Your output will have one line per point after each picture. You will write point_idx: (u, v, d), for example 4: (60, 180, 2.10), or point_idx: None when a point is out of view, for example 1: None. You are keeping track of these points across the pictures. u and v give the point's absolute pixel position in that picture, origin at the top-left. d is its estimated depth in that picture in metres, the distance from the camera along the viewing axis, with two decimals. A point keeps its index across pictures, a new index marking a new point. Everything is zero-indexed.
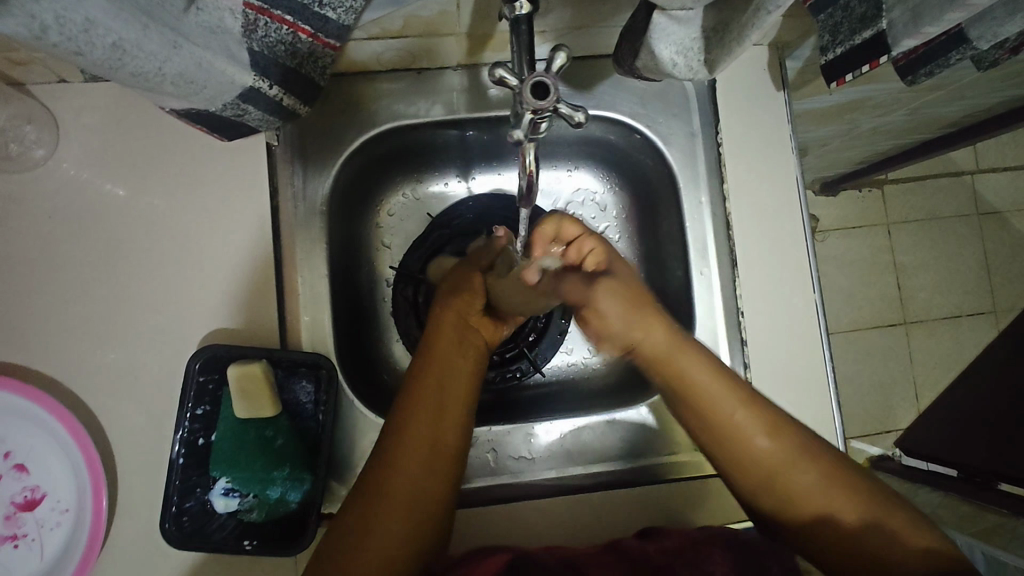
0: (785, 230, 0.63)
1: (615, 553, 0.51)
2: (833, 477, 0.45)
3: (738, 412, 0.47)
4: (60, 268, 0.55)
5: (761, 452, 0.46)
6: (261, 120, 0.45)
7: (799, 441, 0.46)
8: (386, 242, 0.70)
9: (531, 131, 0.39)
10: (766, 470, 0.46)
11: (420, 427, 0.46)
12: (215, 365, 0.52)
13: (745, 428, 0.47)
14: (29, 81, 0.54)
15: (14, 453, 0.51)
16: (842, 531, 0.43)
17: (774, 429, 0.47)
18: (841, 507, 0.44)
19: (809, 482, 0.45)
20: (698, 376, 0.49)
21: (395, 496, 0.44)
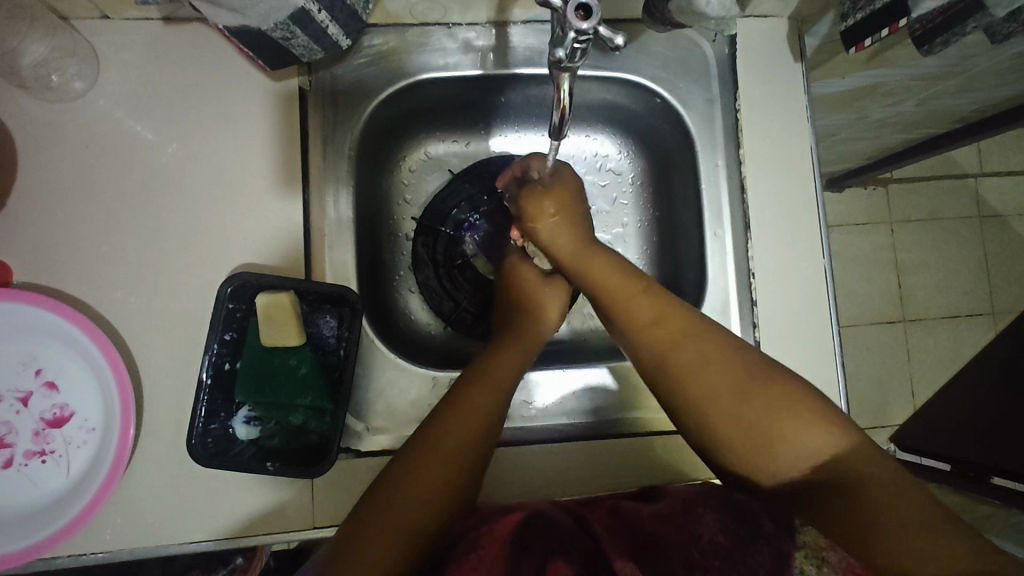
0: (797, 196, 0.65)
1: (620, 513, 0.52)
2: (728, 362, 0.49)
3: (638, 306, 0.54)
4: (95, 196, 0.56)
5: (669, 339, 0.52)
6: (304, 48, 0.46)
7: (718, 351, 0.50)
8: (406, 197, 0.72)
9: (568, 53, 0.42)
10: (662, 358, 0.51)
11: (458, 438, 0.49)
12: (243, 293, 0.53)
13: (665, 331, 0.52)
14: (73, 15, 0.56)
15: (44, 371, 0.53)
16: (731, 416, 0.47)
17: (665, 316, 0.53)
18: (731, 389, 0.48)
19: (698, 362, 0.50)
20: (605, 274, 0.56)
21: (438, 466, 0.47)
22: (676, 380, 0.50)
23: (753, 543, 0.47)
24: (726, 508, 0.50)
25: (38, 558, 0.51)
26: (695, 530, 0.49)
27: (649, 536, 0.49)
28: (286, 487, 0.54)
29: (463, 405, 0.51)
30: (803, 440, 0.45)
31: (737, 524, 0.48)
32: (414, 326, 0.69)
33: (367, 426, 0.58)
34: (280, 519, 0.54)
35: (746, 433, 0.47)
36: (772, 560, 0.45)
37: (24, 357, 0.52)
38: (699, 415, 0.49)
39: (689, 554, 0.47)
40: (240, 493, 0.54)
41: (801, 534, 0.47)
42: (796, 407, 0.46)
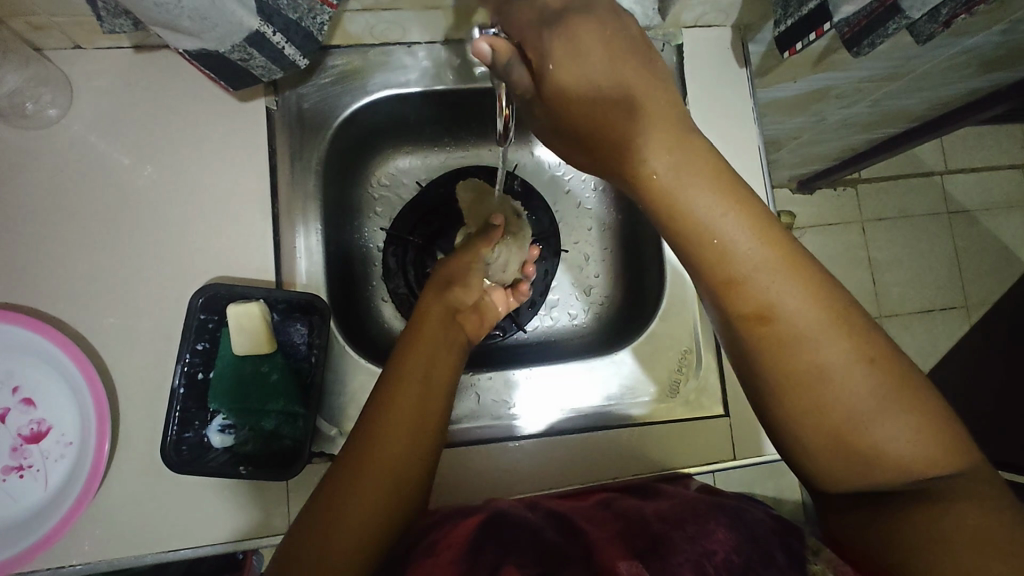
0: (747, 193, 0.68)
1: (613, 511, 0.53)
2: (860, 351, 0.39)
3: (752, 245, 0.40)
4: (70, 217, 0.59)
5: (790, 303, 0.39)
6: (263, 68, 0.48)
7: (841, 318, 0.39)
8: (376, 209, 0.75)
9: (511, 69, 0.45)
10: (791, 331, 0.39)
11: (395, 434, 0.48)
12: (214, 304, 0.55)
13: (770, 285, 0.39)
14: (46, 47, 0.59)
15: (21, 388, 0.54)
16: (853, 420, 0.38)
17: (794, 265, 0.40)
18: (870, 389, 0.38)
19: (835, 346, 0.38)
20: (728, 229, 0.40)
21: (363, 507, 0.45)
22: (772, 338, 0.40)
23: (767, 564, 0.43)
24: (739, 526, 0.48)
25: (16, 572, 0.52)
26: (702, 542, 0.46)
27: (653, 539, 0.47)
28: (261, 490, 0.56)
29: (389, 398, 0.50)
30: (896, 443, 0.38)
31: (749, 548, 0.45)
32: (387, 333, 0.71)
33: (340, 430, 0.59)
34: (256, 522, 0.55)
35: (853, 420, 0.38)
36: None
37: (2, 375, 0.54)
38: (822, 412, 0.39)
39: (698, 565, 0.44)
40: (218, 499, 0.56)
41: (812, 565, 0.44)
42: (925, 417, 0.38)
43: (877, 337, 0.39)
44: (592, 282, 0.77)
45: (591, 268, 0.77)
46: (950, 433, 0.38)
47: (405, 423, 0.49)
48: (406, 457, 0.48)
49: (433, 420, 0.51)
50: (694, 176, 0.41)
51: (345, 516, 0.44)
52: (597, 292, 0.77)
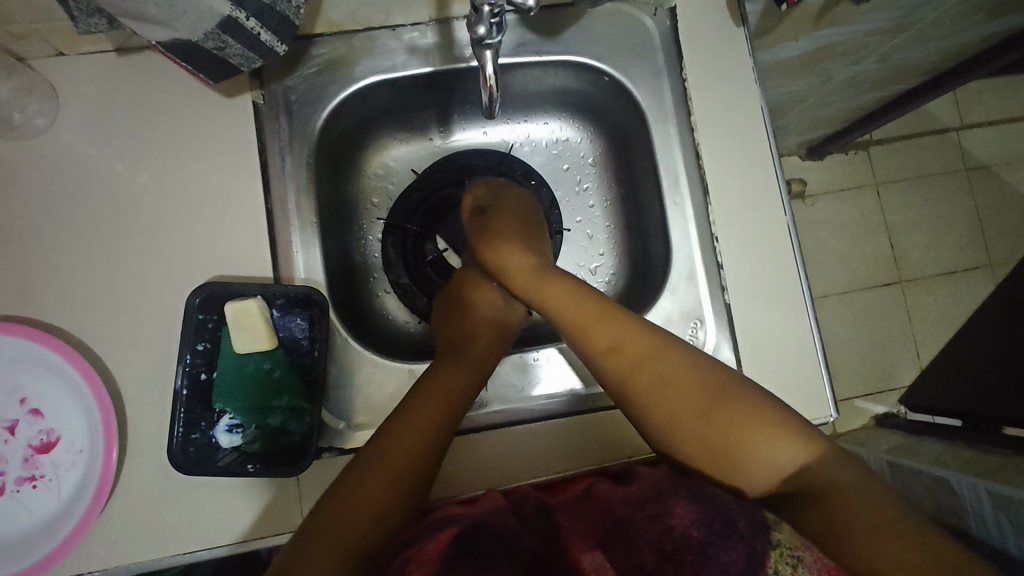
0: (752, 157, 0.65)
1: (592, 499, 0.52)
2: (687, 377, 0.52)
3: (587, 308, 0.58)
4: (64, 226, 0.58)
5: (626, 356, 0.54)
6: (240, 57, 0.47)
7: (664, 351, 0.54)
8: (373, 200, 0.74)
9: (488, 27, 0.47)
10: (635, 378, 0.53)
11: (388, 462, 0.51)
12: (213, 303, 0.54)
13: (608, 341, 0.55)
14: (29, 56, 0.58)
15: (28, 399, 0.54)
16: (715, 438, 0.49)
17: (623, 321, 0.56)
18: (703, 398, 0.50)
19: (669, 380, 0.52)
20: (562, 293, 0.60)
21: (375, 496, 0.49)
22: (627, 382, 0.54)
23: (729, 538, 0.43)
24: (699, 496, 0.46)
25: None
26: (664, 520, 0.45)
27: (617, 523, 0.47)
28: (271, 488, 0.55)
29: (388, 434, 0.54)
30: (772, 453, 0.46)
31: (710, 515, 0.44)
32: (391, 325, 0.71)
33: (348, 423, 0.59)
34: (269, 520, 0.55)
35: (722, 450, 0.48)
36: (746, 559, 0.42)
37: (8, 388, 0.54)
38: (688, 441, 0.50)
39: (659, 546, 0.43)
40: (231, 499, 0.55)
41: (774, 532, 0.45)
42: (769, 419, 0.48)
43: (695, 363, 0.53)
44: (597, 261, 0.76)
45: (594, 246, 0.76)
46: (808, 431, 0.47)
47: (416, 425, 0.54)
48: (401, 468, 0.51)
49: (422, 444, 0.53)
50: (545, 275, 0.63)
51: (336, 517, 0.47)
52: (602, 269, 0.76)
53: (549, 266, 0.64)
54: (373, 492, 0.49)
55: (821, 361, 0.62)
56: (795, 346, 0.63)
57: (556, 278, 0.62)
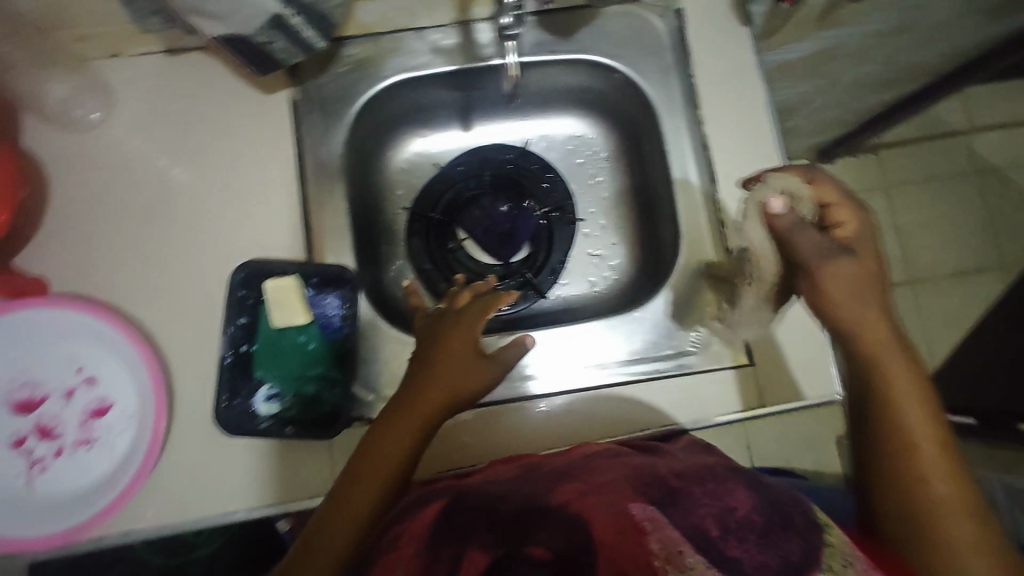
0: (757, 148, 0.69)
1: (623, 466, 0.53)
2: (965, 498, 0.46)
3: (916, 397, 0.48)
4: (118, 211, 0.63)
5: (924, 454, 0.47)
6: (284, 52, 0.52)
7: (961, 475, 0.47)
8: (398, 190, 0.78)
9: None
10: (919, 472, 0.47)
11: (381, 459, 0.53)
12: (253, 280, 0.60)
13: (915, 433, 0.47)
14: (89, 57, 0.64)
15: (85, 368, 0.59)
16: (955, 554, 0.45)
17: (939, 424, 0.48)
18: (963, 518, 0.45)
19: (947, 490, 0.46)
20: (907, 384, 0.48)
21: (359, 491, 0.52)
22: (900, 470, 0.47)
23: (787, 525, 0.44)
24: (758, 488, 0.49)
25: (79, 540, 0.56)
26: (725, 499, 0.47)
27: (668, 491, 0.48)
28: (305, 453, 0.59)
29: (382, 432, 0.54)
30: None
31: (769, 508, 0.46)
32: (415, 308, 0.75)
33: (376, 395, 0.61)
34: (302, 484, 0.59)
35: (951, 563, 0.45)
36: (804, 549, 0.43)
37: (67, 357, 0.59)
38: (925, 536, 0.46)
39: (721, 520, 0.45)
40: (267, 464, 0.59)
41: (828, 533, 0.45)
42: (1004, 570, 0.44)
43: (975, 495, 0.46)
44: (612, 248, 0.79)
45: (608, 234, 0.80)
46: None
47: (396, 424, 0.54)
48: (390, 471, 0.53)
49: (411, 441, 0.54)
50: (907, 349, 0.49)
51: (346, 508, 0.52)
52: (615, 255, 0.79)
53: (906, 348, 0.49)
54: (359, 489, 0.52)
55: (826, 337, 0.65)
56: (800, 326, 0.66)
57: (913, 362, 0.49)
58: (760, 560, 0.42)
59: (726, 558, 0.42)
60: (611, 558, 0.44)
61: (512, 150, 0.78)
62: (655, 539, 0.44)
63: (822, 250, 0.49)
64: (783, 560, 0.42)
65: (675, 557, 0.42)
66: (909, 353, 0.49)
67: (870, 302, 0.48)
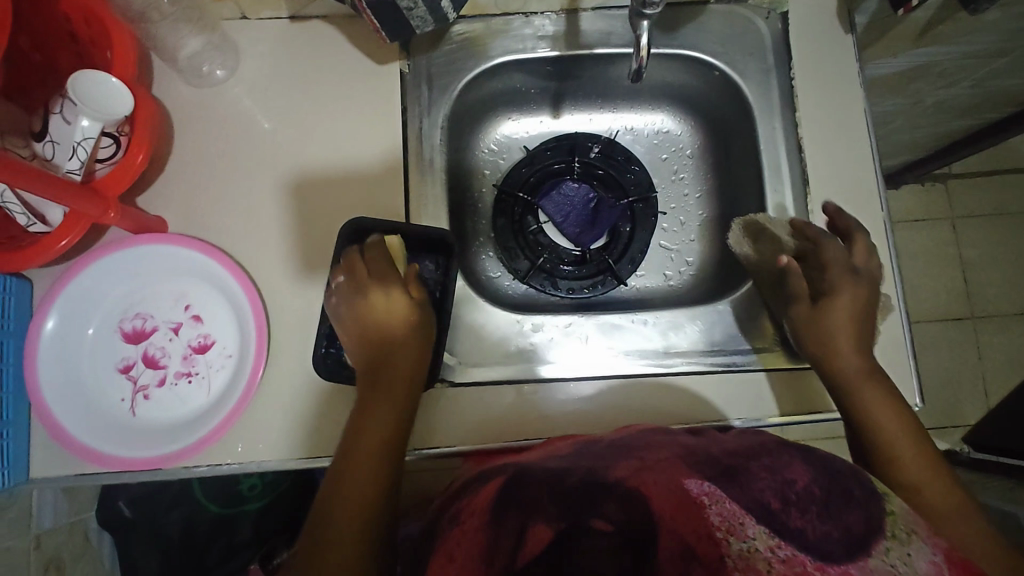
0: (852, 156, 0.69)
1: (680, 444, 0.54)
2: (942, 478, 0.55)
3: (880, 403, 0.59)
4: (232, 163, 0.67)
5: (898, 445, 0.57)
6: (420, 16, 0.55)
7: (932, 459, 0.57)
8: (486, 170, 0.81)
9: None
10: (897, 459, 0.57)
11: (381, 419, 0.55)
12: (359, 236, 0.62)
13: (888, 431, 0.58)
14: (220, 17, 0.68)
15: (193, 306, 0.62)
16: (954, 522, 0.52)
17: (906, 423, 0.58)
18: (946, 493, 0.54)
19: (927, 471, 0.56)
20: (871, 394, 0.59)
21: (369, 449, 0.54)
22: (885, 462, 0.57)
23: (847, 498, 0.45)
24: (814, 463, 0.49)
25: (169, 468, 0.59)
26: (782, 474, 0.48)
27: (726, 467, 0.49)
28: None
29: (376, 393, 0.56)
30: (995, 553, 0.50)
31: (829, 483, 0.47)
32: (493, 284, 0.77)
33: (458, 359, 0.65)
34: None
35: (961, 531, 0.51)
36: (867, 521, 0.44)
37: (178, 293, 0.62)
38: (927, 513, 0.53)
39: (780, 492, 0.46)
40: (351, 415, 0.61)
41: (890, 503, 0.47)
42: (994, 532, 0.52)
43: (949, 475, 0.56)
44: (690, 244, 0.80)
45: (686, 230, 0.80)
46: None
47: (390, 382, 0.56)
48: (388, 434, 0.54)
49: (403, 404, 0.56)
50: (864, 369, 0.60)
51: (353, 474, 0.53)
52: (691, 251, 0.80)
53: (880, 376, 0.60)
54: (367, 452, 0.54)
55: (909, 348, 0.65)
56: (884, 335, 0.65)
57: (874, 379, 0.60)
58: (824, 531, 0.43)
59: (790, 529, 0.43)
60: (677, 531, 0.43)
61: (601, 138, 0.79)
62: (715, 512, 0.44)
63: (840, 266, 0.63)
64: (846, 531, 0.43)
65: (738, 529, 0.43)
66: (884, 384, 0.60)
67: (845, 313, 0.62)
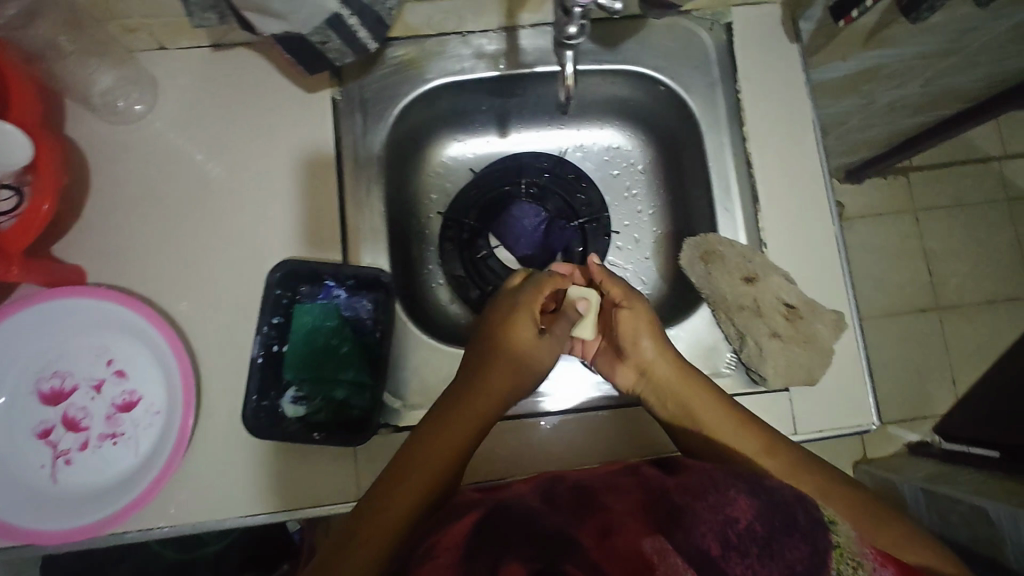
0: (802, 169, 0.67)
1: (638, 485, 0.50)
2: (794, 460, 0.57)
3: (715, 408, 0.60)
4: (154, 204, 0.63)
5: (744, 443, 0.58)
6: (337, 50, 0.51)
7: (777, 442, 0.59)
8: (432, 195, 0.78)
9: (578, 28, 0.51)
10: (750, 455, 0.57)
11: (412, 466, 0.55)
12: (290, 280, 0.59)
13: (731, 434, 0.59)
14: (134, 48, 0.64)
15: (115, 361, 0.58)
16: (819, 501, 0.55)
17: (746, 420, 0.59)
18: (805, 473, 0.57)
19: (783, 459, 0.57)
20: (706, 405, 0.60)
21: (408, 485, 0.54)
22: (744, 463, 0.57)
23: (790, 532, 0.40)
24: (758, 494, 0.43)
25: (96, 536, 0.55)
26: (724, 510, 0.41)
27: (670, 509, 0.44)
28: (330, 457, 0.58)
29: (411, 445, 0.56)
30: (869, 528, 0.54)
31: (772, 513, 0.41)
32: (445, 315, 0.74)
33: (404, 402, 0.61)
34: (326, 487, 0.58)
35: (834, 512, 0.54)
36: (811, 556, 0.39)
37: (98, 349, 0.58)
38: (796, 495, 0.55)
39: (722, 535, 0.40)
40: (290, 469, 0.58)
41: (835, 535, 0.42)
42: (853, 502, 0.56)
43: (796, 451, 0.58)
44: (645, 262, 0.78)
45: (641, 248, 0.78)
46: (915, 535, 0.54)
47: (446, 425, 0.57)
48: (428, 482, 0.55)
49: (448, 448, 0.56)
50: (691, 380, 0.61)
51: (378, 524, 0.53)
52: (646, 270, 0.78)
53: (697, 373, 0.62)
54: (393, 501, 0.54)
55: (865, 364, 0.64)
56: (840, 352, 0.64)
57: (701, 385, 0.61)
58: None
59: None
60: None
61: (550, 156, 0.76)
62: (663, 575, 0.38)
63: (625, 296, 0.64)
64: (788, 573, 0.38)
65: None
66: (704, 381, 0.62)
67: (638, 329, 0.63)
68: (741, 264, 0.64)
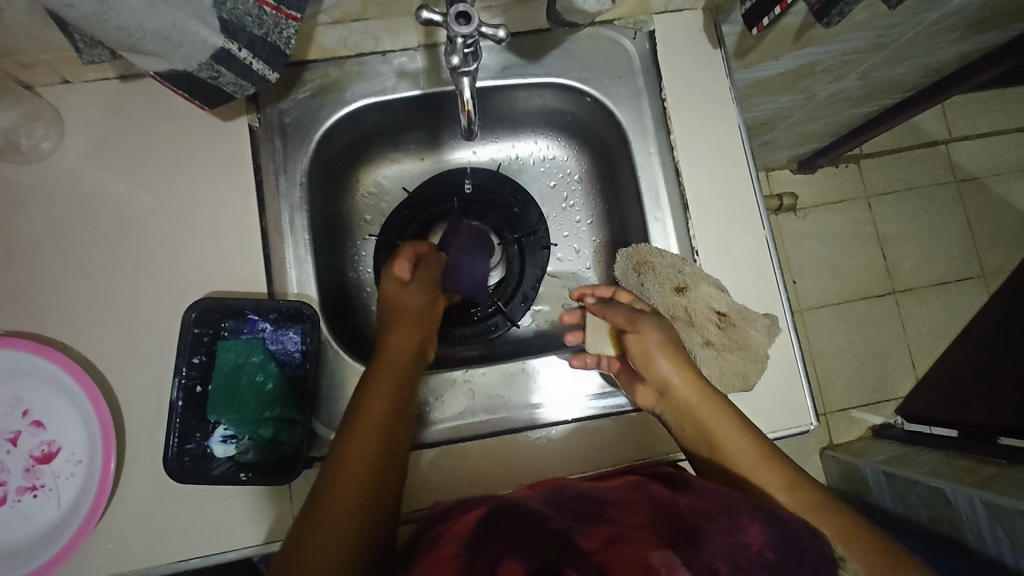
0: (730, 174, 0.68)
1: (648, 499, 0.49)
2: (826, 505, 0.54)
3: (738, 439, 0.57)
4: (66, 243, 0.61)
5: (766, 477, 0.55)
6: (233, 84, 0.51)
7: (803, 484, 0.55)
8: (366, 217, 0.77)
9: (462, 57, 0.51)
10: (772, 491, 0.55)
11: (359, 462, 0.50)
12: (208, 317, 0.57)
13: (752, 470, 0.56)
14: (36, 83, 0.61)
15: (31, 411, 0.56)
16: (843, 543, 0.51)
17: (770, 456, 0.56)
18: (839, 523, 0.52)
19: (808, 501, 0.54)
20: (730, 434, 0.57)
21: (354, 476, 0.49)
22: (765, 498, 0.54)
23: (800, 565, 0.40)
24: (775, 524, 0.43)
25: None
26: (739, 535, 0.41)
27: (685, 528, 0.42)
28: (261, 495, 0.57)
29: (352, 442, 0.51)
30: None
31: (786, 547, 0.41)
32: None
33: None
34: (258, 526, 0.57)
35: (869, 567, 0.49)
36: None
37: (11, 400, 0.56)
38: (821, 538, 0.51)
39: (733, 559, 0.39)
40: (221, 509, 0.57)
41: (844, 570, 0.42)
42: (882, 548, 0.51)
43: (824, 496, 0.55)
44: (585, 273, 0.78)
45: (580, 258, 0.78)
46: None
47: (377, 399, 0.54)
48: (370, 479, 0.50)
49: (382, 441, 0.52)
50: (717, 408, 0.58)
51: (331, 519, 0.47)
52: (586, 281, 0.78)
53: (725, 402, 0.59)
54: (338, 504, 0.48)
55: (800, 367, 0.64)
56: (773, 356, 0.64)
57: (726, 411, 0.58)
58: None
59: None
60: None
61: (483, 172, 0.76)
62: None
63: (632, 316, 0.64)
64: None
65: None
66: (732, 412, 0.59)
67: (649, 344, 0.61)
68: (665, 277, 0.65)
